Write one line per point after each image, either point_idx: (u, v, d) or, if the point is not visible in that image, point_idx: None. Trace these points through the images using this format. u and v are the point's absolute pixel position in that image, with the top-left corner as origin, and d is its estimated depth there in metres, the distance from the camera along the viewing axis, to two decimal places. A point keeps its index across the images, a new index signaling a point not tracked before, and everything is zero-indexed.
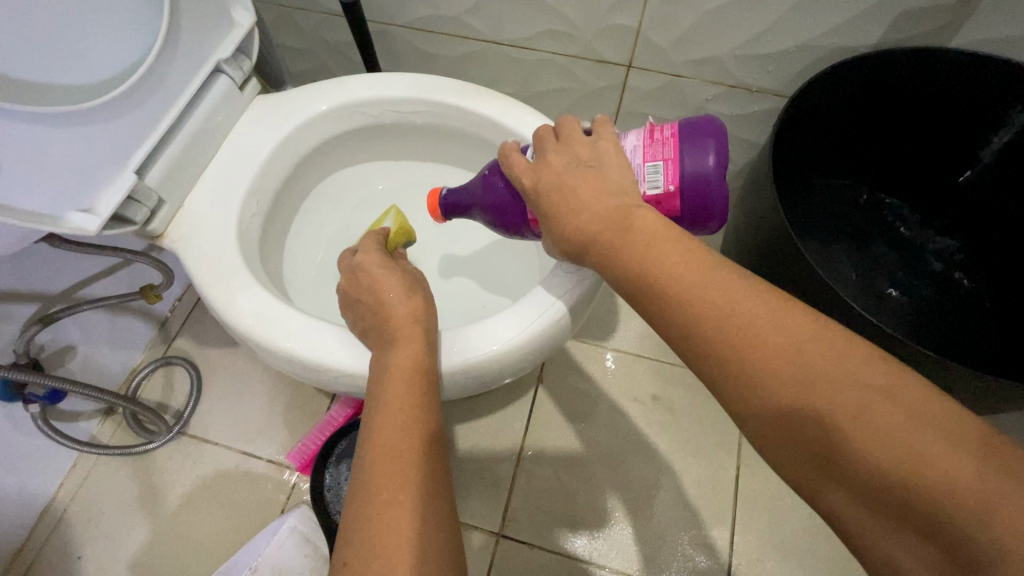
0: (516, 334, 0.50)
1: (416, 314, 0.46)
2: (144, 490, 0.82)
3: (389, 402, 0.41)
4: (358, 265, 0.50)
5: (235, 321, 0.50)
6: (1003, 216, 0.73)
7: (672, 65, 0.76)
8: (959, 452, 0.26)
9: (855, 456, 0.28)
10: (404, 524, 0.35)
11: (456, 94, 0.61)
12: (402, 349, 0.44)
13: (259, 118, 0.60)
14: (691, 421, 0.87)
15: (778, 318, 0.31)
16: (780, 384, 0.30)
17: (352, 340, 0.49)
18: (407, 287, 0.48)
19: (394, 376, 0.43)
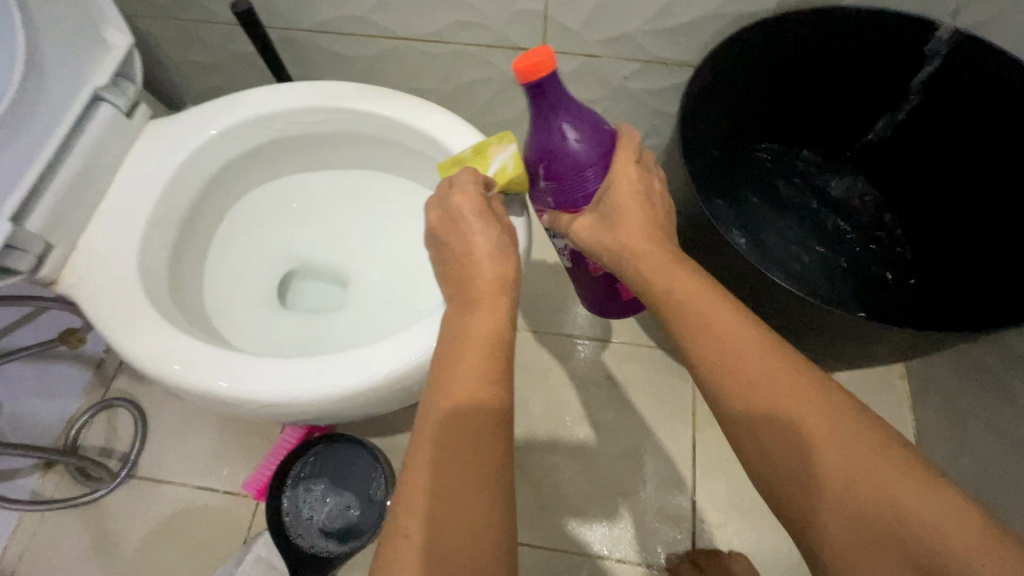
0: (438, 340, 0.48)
1: (503, 285, 0.42)
2: (94, 539, 0.79)
3: (463, 371, 0.37)
4: (453, 205, 0.45)
5: (145, 365, 0.48)
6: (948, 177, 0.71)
7: (586, 46, 0.75)
8: (930, 496, 0.31)
9: (843, 471, 0.33)
10: (429, 524, 0.33)
11: (360, 98, 0.60)
12: (483, 316, 0.40)
13: (154, 146, 0.57)
14: (648, 397, 0.87)
15: (763, 365, 0.37)
16: (785, 403, 0.36)
17: (296, 361, 0.48)
18: (502, 248, 0.43)
19: (463, 345, 0.39)
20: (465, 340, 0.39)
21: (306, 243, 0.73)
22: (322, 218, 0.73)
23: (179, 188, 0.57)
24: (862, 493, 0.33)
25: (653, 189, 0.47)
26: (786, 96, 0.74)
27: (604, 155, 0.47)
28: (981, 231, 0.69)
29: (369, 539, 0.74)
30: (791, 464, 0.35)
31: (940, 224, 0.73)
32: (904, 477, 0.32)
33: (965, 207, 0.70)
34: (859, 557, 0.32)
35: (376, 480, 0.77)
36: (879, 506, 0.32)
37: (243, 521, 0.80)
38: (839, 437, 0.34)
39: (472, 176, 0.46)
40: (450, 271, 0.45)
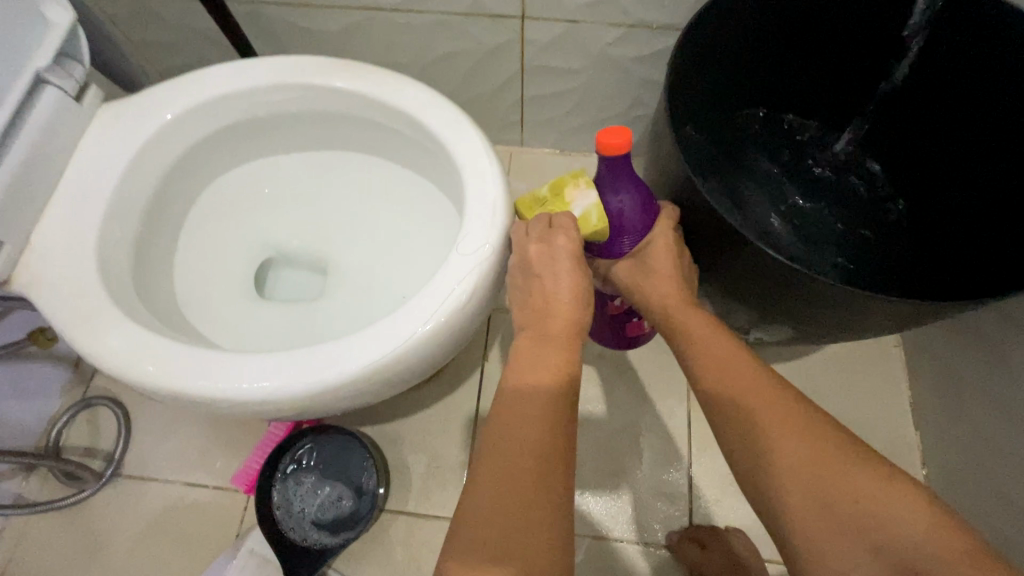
0: (416, 329, 0.46)
1: (575, 327, 0.48)
2: (83, 541, 0.77)
3: (531, 396, 0.45)
4: (553, 245, 0.48)
5: (106, 364, 0.45)
6: (949, 138, 0.68)
7: (566, 11, 0.71)
8: (886, 486, 0.42)
9: (823, 466, 0.43)
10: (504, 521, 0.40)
11: (326, 73, 0.56)
12: (557, 351, 0.47)
13: (108, 130, 0.53)
14: (640, 375, 0.86)
15: (755, 386, 0.48)
16: (774, 415, 0.46)
17: (267, 354, 0.46)
18: (584, 294, 0.49)
19: (529, 373, 0.46)
20: (537, 371, 0.46)
21: (282, 229, 0.70)
22: (297, 203, 0.70)
23: (138, 176, 0.54)
24: (844, 492, 0.42)
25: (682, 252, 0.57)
26: (782, 56, 0.70)
27: (646, 222, 0.56)
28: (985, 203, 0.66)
29: (363, 530, 0.73)
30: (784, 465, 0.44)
31: (943, 195, 0.71)
32: (874, 481, 0.42)
33: (967, 178, 0.67)
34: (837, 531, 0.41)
35: (368, 471, 0.75)
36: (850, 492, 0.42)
37: (234, 516, 0.78)
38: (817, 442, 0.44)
39: (572, 223, 0.49)
40: (532, 302, 0.49)
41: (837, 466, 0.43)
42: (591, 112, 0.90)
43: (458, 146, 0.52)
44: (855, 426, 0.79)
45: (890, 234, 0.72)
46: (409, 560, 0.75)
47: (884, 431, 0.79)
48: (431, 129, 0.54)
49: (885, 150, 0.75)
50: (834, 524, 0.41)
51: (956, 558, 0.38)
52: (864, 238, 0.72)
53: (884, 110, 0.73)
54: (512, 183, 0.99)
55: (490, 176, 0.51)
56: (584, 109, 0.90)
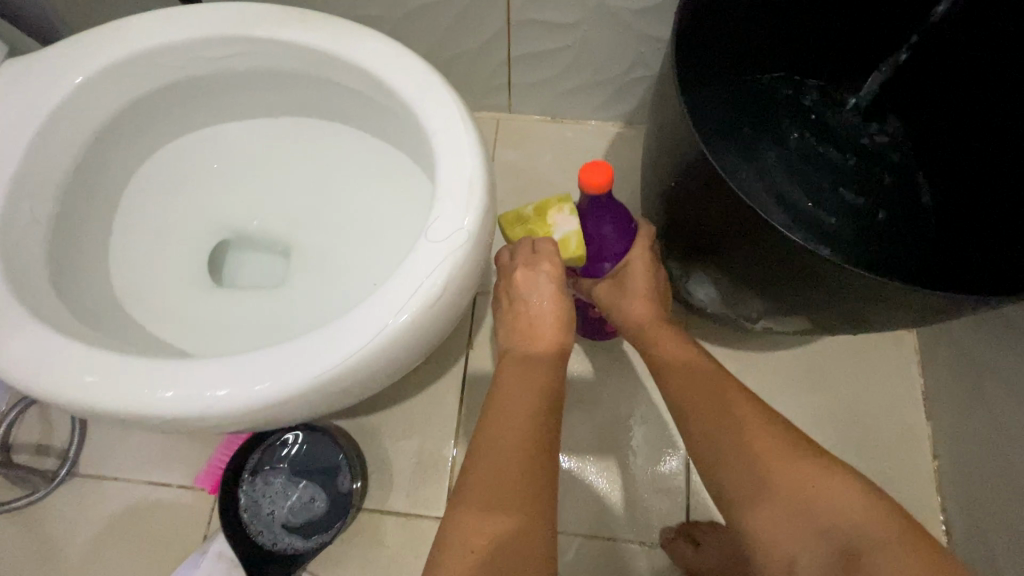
0: (374, 334, 0.38)
1: (560, 350, 0.51)
2: (37, 545, 0.72)
3: (512, 415, 0.46)
4: (536, 270, 0.50)
5: (9, 373, 0.38)
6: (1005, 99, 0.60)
7: None
8: (832, 476, 0.46)
9: (777, 461, 0.48)
10: (485, 533, 0.41)
11: (274, 22, 0.47)
12: (541, 374, 0.49)
13: (11, 90, 0.45)
14: (636, 362, 0.80)
15: (715, 389, 0.52)
16: (731, 416, 0.50)
17: (202, 363, 0.39)
18: (567, 320, 0.51)
19: (509, 393, 0.48)
20: (518, 393, 0.47)
21: (236, 207, 0.62)
22: (253, 176, 0.61)
23: (54, 147, 0.46)
24: (797, 487, 0.46)
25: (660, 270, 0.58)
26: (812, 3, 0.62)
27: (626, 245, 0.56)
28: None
29: (337, 534, 0.68)
30: (742, 460, 0.49)
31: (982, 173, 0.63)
32: (821, 473, 0.46)
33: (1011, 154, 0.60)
34: (792, 521, 0.46)
35: (341, 470, 0.70)
36: (803, 486, 0.46)
37: (200, 517, 0.73)
38: (770, 439, 0.49)
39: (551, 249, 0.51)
40: (517, 324, 0.52)
41: (789, 463, 0.47)
42: (585, 73, 0.82)
43: (428, 111, 0.45)
44: (863, 415, 0.74)
45: (910, 211, 0.64)
46: (390, 562, 0.70)
47: (895, 422, 0.74)
48: (397, 89, 0.46)
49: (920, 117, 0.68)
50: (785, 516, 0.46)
51: (897, 542, 0.42)
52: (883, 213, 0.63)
53: (919, 69, 0.66)
54: (498, 153, 0.91)
55: (464, 148, 0.43)
56: (578, 70, 0.81)
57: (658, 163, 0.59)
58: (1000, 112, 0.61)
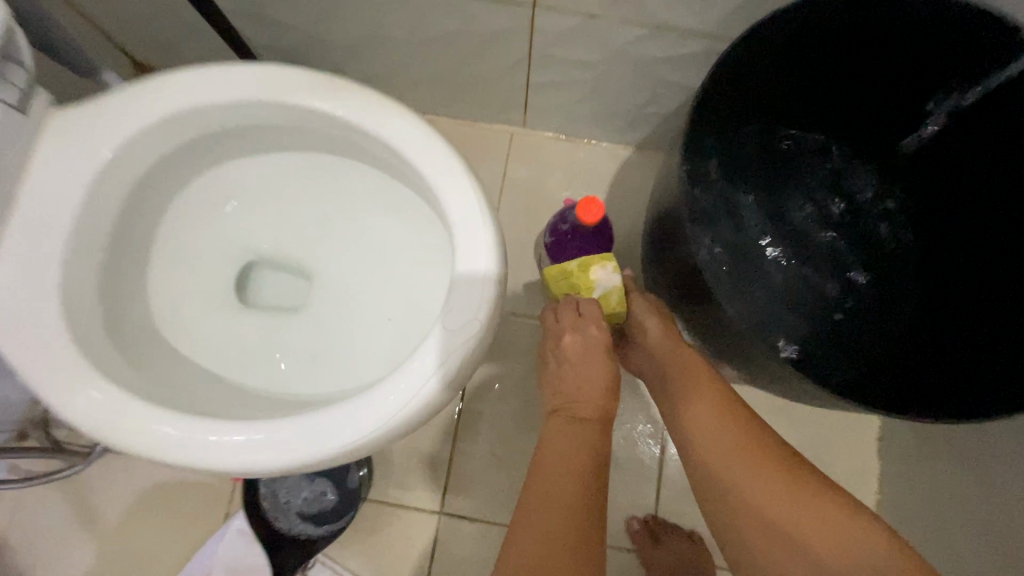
0: (393, 411, 0.44)
1: (606, 413, 0.57)
2: (79, 512, 0.81)
3: (561, 463, 0.53)
4: (582, 331, 0.58)
5: (80, 422, 0.45)
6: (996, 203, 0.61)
7: (585, 5, 0.63)
8: (825, 483, 0.50)
9: (778, 465, 0.51)
10: (546, 558, 0.47)
11: (305, 93, 0.50)
12: (587, 436, 0.55)
13: (59, 147, 0.48)
14: (623, 384, 0.87)
15: (712, 397, 0.56)
16: (730, 422, 0.54)
17: (243, 426, 0.45)
18: (610, 385, 0.58)
19: (559, 444, 0.54)
20: (567, 447, 0.53)
21: (263, 235, 0.66)
22: (278, 207, 0.65)
23: (98, 203, 0.50)
24: (797, 488, 0.49)
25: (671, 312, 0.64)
26: (826, 83, 0.63)
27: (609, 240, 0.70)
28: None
29: (347, 520, 0.78)
30: (745, 461, 0.52)
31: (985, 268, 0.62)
32: (815, 479, 0.50)
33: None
34: (799, 519, 0.48)
35: (352, 468, 0.78)
36: (801, 487, 0.49)
37: (222, 498, 0.81)
38: (764, 443, 0.53)
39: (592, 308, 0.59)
40: (562, 386, 0.58)
41: (788, 468, 0.51)
42: (601, 103, 0.83)
43: (451, 198, 0.48)
44: (821, 449, 0.82)
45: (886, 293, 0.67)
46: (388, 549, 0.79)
47: (849, 458, 0.82)
48: (423, 173, 0.49)
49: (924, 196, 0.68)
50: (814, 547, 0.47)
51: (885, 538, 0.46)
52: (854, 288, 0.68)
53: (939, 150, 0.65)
54: (510, 167, 0.93)
55: (482, 238, 0.47)
56: (595, 99, 0.82)
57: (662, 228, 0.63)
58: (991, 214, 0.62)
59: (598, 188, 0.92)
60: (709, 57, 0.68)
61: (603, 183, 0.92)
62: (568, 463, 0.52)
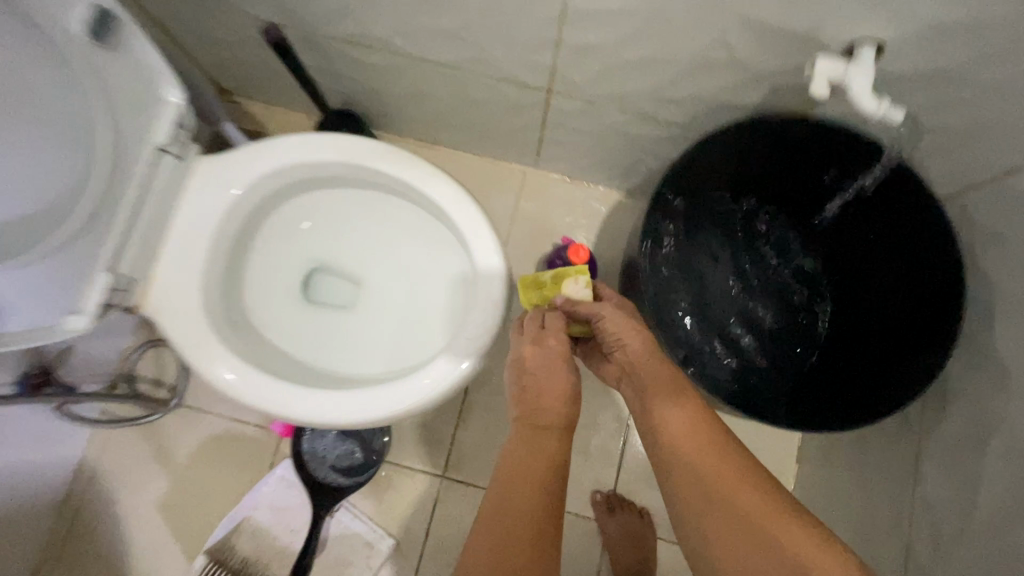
0: (426, 389, 0.66)
1: (563, 420, 0.66)
2: (155, 450, 1.02)
3: (523, 466, 0.62)
4: (540, 344, 0.68)
5: (214, 381, 0.66)
6: (881, 273, 0.79)
7: (588, 94, 0.82)
8: (768, 495, 0.54)
9: (723, 475, 0.56)
10: (504, 542, 0.56)
11: (378, 161, 0.71)
12: (548, 443, 0.64)
13: (205, 186, 0.67)
14: (596, 386, 1.07)
15: (669, 404, 0.62)
16: (686, 428, 0.60)
17: (325, 393, 0.67)
18: (567, 395, 0.66)
19: (525, 450, 0.63)
20: (530, 455, 0.62)
21: (326, 249, 0.86)
22: (339, 228, 0.85)
23: (226, 227, 0.69)
24: (741, 497, 0.54)
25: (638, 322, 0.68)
26: (762, 173, 0.82)
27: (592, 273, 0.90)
28: (883, 346, 0.77)
29: (371, 472, 0.98)
30: (695, 468, 0.57)
31: (873, 322, 0.80)
32: (757, 494, 0.54)
33: (893, 317, 0.76)
34: (741, 522, 0.53)
35: (376, 432, 0.98)
36: (744, 497, 0.54)
37: (269, 450, 1.02)
38: (715, 451, 0.58)
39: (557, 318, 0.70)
40: (529, 396, 0.67)
41: (734, 478, 0.56)
42: (599, 159, 1.02)
43: (475, 246, 0.69)
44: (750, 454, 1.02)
45: (804, 335, 0.88)
46: (397, 502, 1.00)
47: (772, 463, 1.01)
48: (460, 227, 0.69)
49: (839, 261, 0.86)
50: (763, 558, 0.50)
51: (819, 549, 0.50)
52: (774, 330, 0.89)
53: (841, 226, 0.83)
54: (520, 200, 1.13)
55: (495, 276, 0.68)
56: (595, 156, 1.01)
57: (632, 271, 0.84)
58: (879, 281, 0.80)
59: (592, 224, 1.12)
60: (682, 139, 0.87)
61: (596, 220, 1.12)
62: (528, 472, 0.61)
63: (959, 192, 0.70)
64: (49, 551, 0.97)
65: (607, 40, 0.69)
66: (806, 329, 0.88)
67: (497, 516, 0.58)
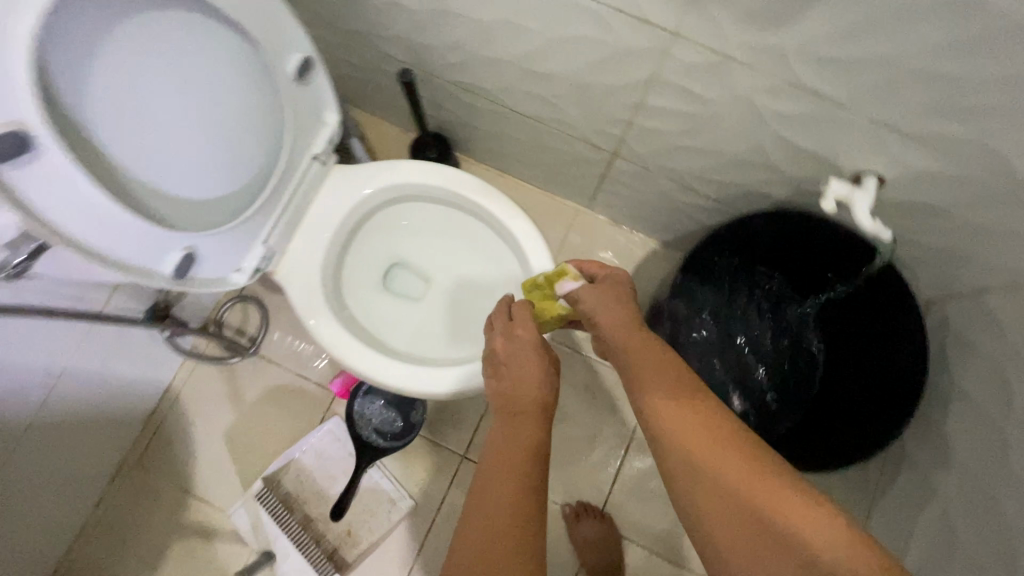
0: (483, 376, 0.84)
1: (542, 405, 0.66)
2: (230, 388, 1.21)
3: (508, 446, 0.62)
4: (514, 334, 0.72)
5: (320, 340, 0.85)
6: (868, 346, 0.93)
7: (646, 164, 0.99)
8: (759, 465, 0.54)
9: (714, 448, 0.56)
10: (493, 515, 0.55)
11: (474, 191, 0.90)
12: (529, 425, 0.63)
13: (337, 189, 0.86)
14: (607, 406, 1.23)
15: (657, 376, 0.62)
16: (675, 401, 0.60)
17: (404, 364, 0.85)
18: (544, 378, 0.68)
19: (509, 435, 0.63)
20: (514, 439, 0.62)
21: (406, 250, 1.04)
22: (420, 235, 1.04)
23: (348, 223, 0.88)
24: (731, 471, 0.54)
25: (621, 302, 0.70)
26: (774, 250, 0.94)
27: None
28: (865, 399, 0.92)
29: (405, 441, 1.13)
30: (684, 445, 0.57)
31: (859, 383, 0.93)
32: (745, 464, 0.54)
33: (877, 378, 0.91)
34: (733, 494, 0.53)
35: (416, 408, 1.14)
36: (734, 471, 0.54)
37: (323, 406, 1.20)
38: (704, 423, 0.58)
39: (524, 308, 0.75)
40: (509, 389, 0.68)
41: (723, 449, 0.55)
42: (643, 213, 1.19)
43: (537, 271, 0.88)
44: None
45: (796, 394, 0.97)
46: (422, 470, 1.16)
47: None
48: (528, 255, 0.88)
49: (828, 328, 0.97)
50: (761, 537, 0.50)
51: (816, 516, 0.49)
52: (771, 387, 0.99)
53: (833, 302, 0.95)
54: (569, 234, 1.30)
55: None
56: (641, 210, 1.18)
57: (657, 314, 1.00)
58: (864, 352, 0.93)
59: (627, 266, 1.28)
60: (718, 212, 1.03)
61: (631, 264, 1.28)
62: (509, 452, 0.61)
63: (941, 296, 0.86)
64: (130, 456, 1.16)
65: (670, 129, 0.86)
66: (798, 390, 0.97)
67: (486, 495, 0.57)
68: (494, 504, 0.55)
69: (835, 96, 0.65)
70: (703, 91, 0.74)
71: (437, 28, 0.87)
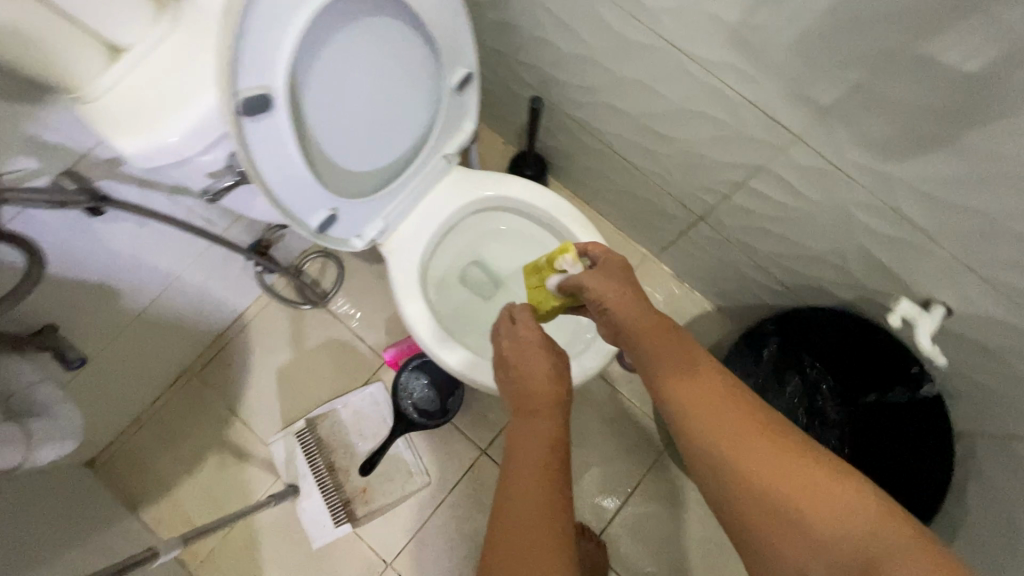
0: None
1: (557, 399, 0.65)
2: (293, 330, 1.32)
3: (530, 443, 0.61)
4: (520, 338, 0.73)
5: (406, 314, 0.94)
6: (890, 460, 0.98)
7: (726, 234, 1.06)
8: (782, 441, 0.54)
9: (740, 433, 0.55)
10: (526, 514, 0.54)
11: (570, 219, 0.99)
12: (545, 420, 0.63)
13: (452, 186, 0.96)
14: (625, 443, 1.29)
15: (674, 361, 0.60)
16: (699, 390, 0.58)
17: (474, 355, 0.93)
18: (554, 375, 0.68)
19: (529, 433, 0.62)
20: (533, 435, 0.61)
21: (490, 252, 1.13)
22: (506, 242, 1.12)
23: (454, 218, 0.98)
24: (757, 453, 0.53)
25: (629, 286, 0.65)
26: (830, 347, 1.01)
27: None
28: None
29: (435, 424, 1.22)
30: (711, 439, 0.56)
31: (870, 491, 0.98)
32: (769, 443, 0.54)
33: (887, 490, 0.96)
34: (760, 479, 0.52)
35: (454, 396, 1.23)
36: (759, 453, 0.53)
37: (370, 370, 1.30)
38: (728, 407, 0.57)
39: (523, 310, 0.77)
40: (520, 388, 0.67)
41: (746, 431, 0.55)
42: (707, 276, 1.26)
43: None
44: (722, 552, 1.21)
45: None
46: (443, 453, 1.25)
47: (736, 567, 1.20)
48: None
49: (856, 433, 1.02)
50: (788, 520, 0.50)
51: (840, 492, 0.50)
52: None
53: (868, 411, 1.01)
54: None
55: None
56: (706, 273, 1.25)
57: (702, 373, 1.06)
58: (884, 464, 0.98)
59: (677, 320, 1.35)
60: (780, 295, 1.10)
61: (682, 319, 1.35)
62: (528, 449, 0.59)
63: (972, 431, 0.90)
64: (194, 365, 1.28)
65: (761, 211, 0.93)
66: None
67: (518, 494, 0.56)
68: (523, 511, 0.54)
69: (925, 227, 0.72)
70: (805, 189, 0.82)
71: (576, 69, 0.97)
